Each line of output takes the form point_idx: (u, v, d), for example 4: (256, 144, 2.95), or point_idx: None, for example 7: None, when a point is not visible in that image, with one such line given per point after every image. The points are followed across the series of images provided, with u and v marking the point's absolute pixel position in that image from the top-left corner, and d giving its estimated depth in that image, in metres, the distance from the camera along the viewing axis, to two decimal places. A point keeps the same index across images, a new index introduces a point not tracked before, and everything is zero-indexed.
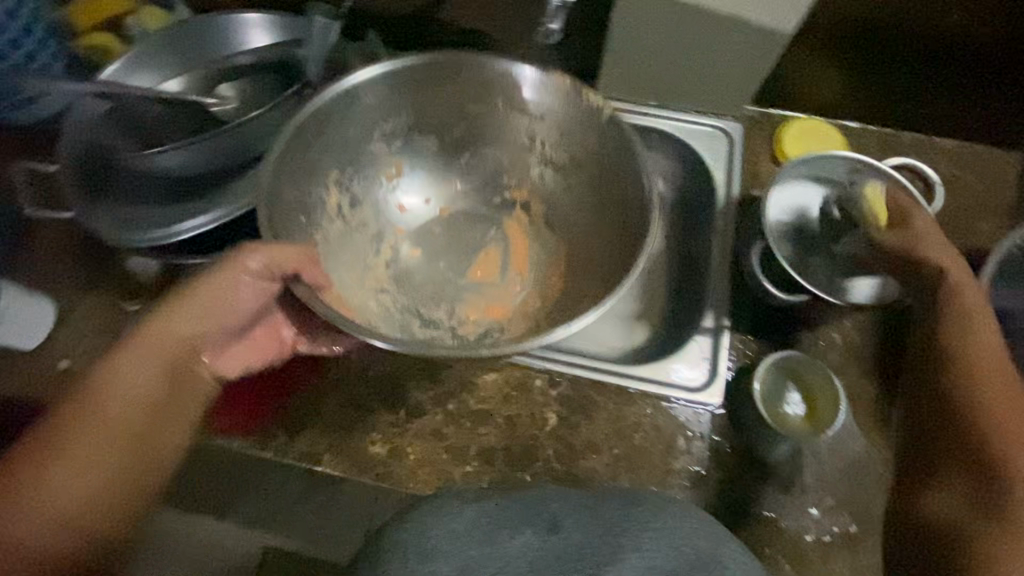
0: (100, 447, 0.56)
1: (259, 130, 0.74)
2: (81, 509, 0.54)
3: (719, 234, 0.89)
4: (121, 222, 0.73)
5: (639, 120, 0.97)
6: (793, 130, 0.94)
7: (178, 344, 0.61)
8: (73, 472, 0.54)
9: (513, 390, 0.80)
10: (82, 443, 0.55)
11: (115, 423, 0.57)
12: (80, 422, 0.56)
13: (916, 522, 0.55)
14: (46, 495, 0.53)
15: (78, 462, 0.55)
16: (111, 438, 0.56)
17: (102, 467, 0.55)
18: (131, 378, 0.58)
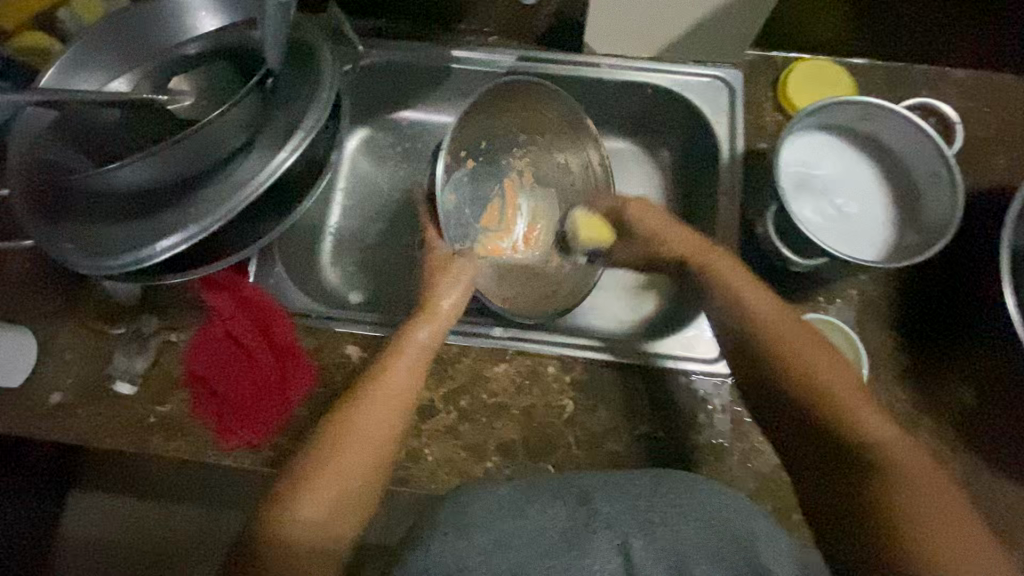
0: (386, 432, 0.70)
1: (216, 132, 0.65)
2: (347, 477, 0.67)
3: (726, 194, 0.84)
4: (83, 248, 0.67)
5: (630, 77, 0.91)
6: (797, 75, 0.88)
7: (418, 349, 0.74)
8: (361, 451, 0.68)
9: (526, 378, 0.77)
10: (370, 422, 0.69)
11: (403, 394, 0.72)
12: (362, 416, 0.70)
13: (832, 536, 0.59)
14: (340, 460, 0.67)
15: (361, 449, 0.68)
16: (385, 428, 0.70)
17: (376, 447, 0.69)
18: (407, 389, 0.72)
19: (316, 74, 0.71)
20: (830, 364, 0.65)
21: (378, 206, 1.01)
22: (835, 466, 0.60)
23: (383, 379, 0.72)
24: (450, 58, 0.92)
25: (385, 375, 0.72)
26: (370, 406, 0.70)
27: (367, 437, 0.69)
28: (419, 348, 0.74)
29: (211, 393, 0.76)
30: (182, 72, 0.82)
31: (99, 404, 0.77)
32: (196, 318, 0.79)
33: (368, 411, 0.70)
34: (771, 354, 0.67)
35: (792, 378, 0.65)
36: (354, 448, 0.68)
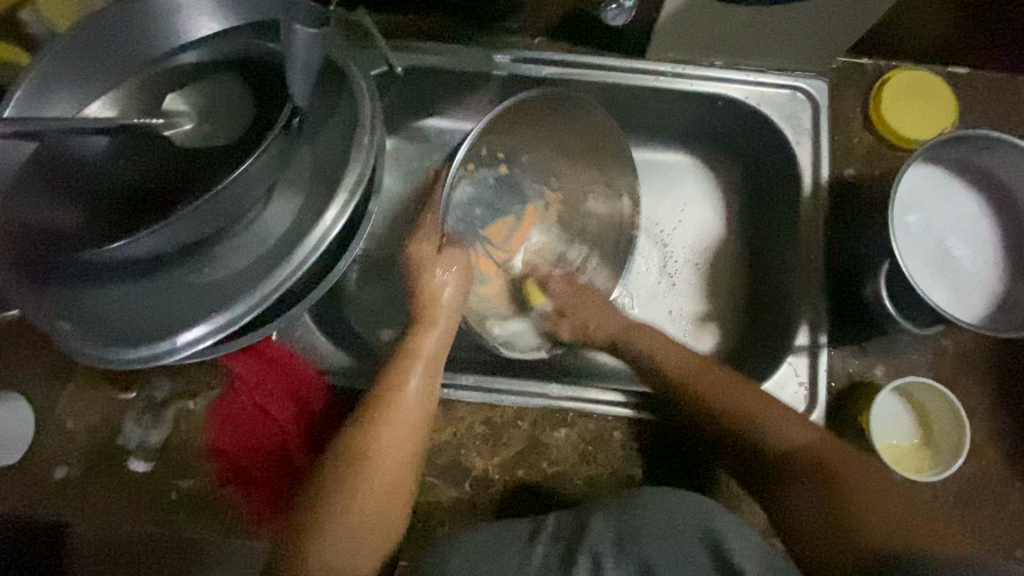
0: (407, 457, 0.61)
1: (242, 189, 0.55)
2: (375, 497, 0.59)
3: (809, 229, 0.75)
4: (92, 333, 0.57)
5: (701, 87, 0.79)
6: (892, 89, 0.76)
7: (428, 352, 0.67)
8: (380, 486, 0.59)
9: (590, 445, 0.71)
10: (386, 448, 0.60)
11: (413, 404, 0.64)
12: (381, 444, 0.60)
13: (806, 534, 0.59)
14: (360, 480, 0.59)
15: (382, 480, 0.59)
16: (404, 452, 0.61)
17: (399, 477, 0.61)
18: (419, 410, 0.63)
19: (352, 111, 0.60)
20: (797, 424, 0.63)
21: (401, 223, 0.88)
22: (834, 495, 0.58)
23: (394, 397, 0.63)
24: (491, 64, 0.78)
25: (396, 389, 0.63)
26: (387, 429, 0.61)
27: (395, 460, 0.60)
28: (422, 360, 0.66)
29: (239, 468, 0.68)
30: (177, 88, 0.67)
31: (110, 478, 0.68)
32: (216, 381, 0.70)
33: (385, 438, 0.61)
34: (737, 411, 0.65)
35: (738, 431, 0.65)
36: (371, 481, 0.59)
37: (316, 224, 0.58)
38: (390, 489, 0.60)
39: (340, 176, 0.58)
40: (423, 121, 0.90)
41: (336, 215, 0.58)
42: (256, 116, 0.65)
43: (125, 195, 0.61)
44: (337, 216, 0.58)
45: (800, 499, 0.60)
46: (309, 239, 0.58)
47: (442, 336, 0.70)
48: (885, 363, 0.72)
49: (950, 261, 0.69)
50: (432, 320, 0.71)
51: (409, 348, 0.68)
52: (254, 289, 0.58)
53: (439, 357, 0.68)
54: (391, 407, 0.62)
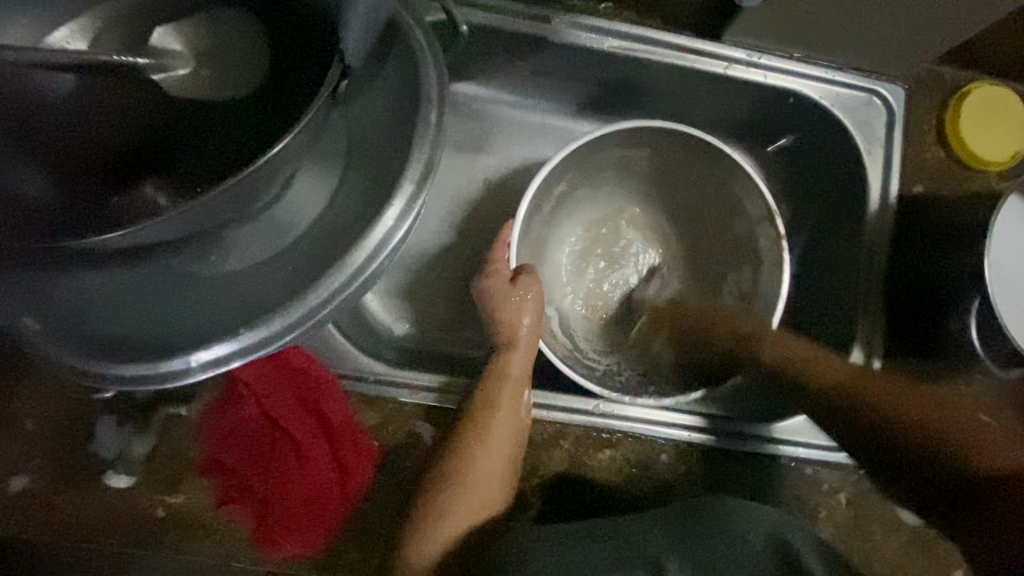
0: (499, 474, 0.59)
1: (273, 167, 0.44)
2: (464, 520, 0.57)
3: (871, 247, 0.71)
4: (67, 340, 0.45)
5: (772, 80, 0.72)
6: (975, 103, 0.71)
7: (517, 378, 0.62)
8: (466, 510, 0.57)
9: (635, 468, 0.65)
10: (482, 469, 0.58)
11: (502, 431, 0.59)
12: (478, 460, 0.58)
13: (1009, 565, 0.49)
14: (445, 502, 0.57)
15: (473, 495, 0.58)
16: (498, 468, 0.59)
17: (486, 492, 0.58)
18: (510, 429, 0.60)
19: (409, 76, 0.49)
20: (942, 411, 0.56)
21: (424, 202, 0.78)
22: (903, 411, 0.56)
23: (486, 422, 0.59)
24: (549, 27, 0.68)
25: (485, 417, 0.59)
26: (481, 445, 0.58)
27: (483, 478, 0.58)
28: (512, 381, 0.61)
29: (241, 486, 0.58)
30: (170, 21, 0.53)
31: (79, 493, 0.57)
32: (217, 387, 0.60)
33: (479, 456, 0.58)
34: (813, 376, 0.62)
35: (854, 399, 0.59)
36: (468, 492, 0.58)
37: (376, 223, 0.44)
38: (491, 499, 0.59)
39: (402, 167, 0.45)
40: (453, 86, 0.78)
41: (400, 219, 0.44)
42: (273, 68, 0.53)
43: (107, 152, 0.49)
44: (403, 216, 0.45)
45: (893, 441, 0.56)
46: (371, 244, 0.44)
47: (527, 351, 0.63)
48: (937, 395, 0.69)
49: None
50: (514, 341, 0.63)
51: (498, 369, 0.62)
52: (288, 303, 0.45)
53: (526, 376, 0.63)
54: (482, 427, 0.59)
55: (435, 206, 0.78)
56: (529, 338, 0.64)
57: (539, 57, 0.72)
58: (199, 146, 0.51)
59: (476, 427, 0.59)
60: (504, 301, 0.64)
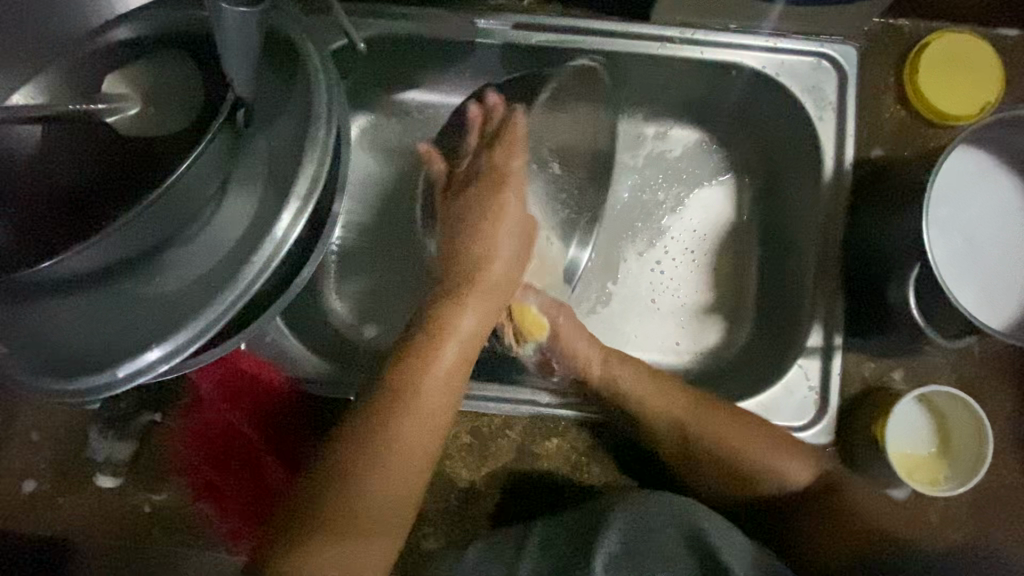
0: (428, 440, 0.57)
1: (186, 197, 0.49)
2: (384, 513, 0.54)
3: (824, 218, 0.68)
4: (35, 363, 0.52)
5: (708, 54, 0.69)
6: (934, 54, 0.66)
7: (467, 335, 0.61)
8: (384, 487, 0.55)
9: (582, 456, 0.67)
10: (415, 418, 0.56)
11: (437, 386, 0.58)
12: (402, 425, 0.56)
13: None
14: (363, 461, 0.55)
15: (394, 471, 0.55)
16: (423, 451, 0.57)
17: (410, 466, 0.56)
18: (442, 391, 0.58)
19: (306, 101, 0.53)
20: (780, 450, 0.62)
21: (377, 207, 0.80)
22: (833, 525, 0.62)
23: (420, 375, 0.58)
24: (473, 30, 0.69)
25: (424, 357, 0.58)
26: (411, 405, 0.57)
27: (412, 446, 0.56)
28: (462, 329, 0.61)
29: (214, 484, 0.65)
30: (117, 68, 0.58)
31: (77, 494, 0.65)
32: (190, 399, 0.67)
33: (404, 416, 0.56)
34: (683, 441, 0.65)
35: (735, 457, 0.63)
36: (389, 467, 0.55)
37: (268, 235, 0.51)
38: (410, 473, 0.56)
39: (293, 182, 0.52)
40: (400, 94, 0.80)
41: (290, 231, 0.51)
42: (205, 98, 0.56)
43: (63, 191, 0.53)
44: (293, 228, 0.52)
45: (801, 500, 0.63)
46: (263, 255, 0.51)
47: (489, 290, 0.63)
48: (903, 367, 0.66)
49: (983, 255, 0.62)
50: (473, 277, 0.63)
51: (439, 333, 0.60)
52: (201, 314, 0.51)
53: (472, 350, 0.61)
54: (406, 392, 0.57)
55: (387, 208, 0.80)
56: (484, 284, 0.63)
57: (473, 58, 0.74)
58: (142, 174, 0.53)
59: (409, 381, 0.57)
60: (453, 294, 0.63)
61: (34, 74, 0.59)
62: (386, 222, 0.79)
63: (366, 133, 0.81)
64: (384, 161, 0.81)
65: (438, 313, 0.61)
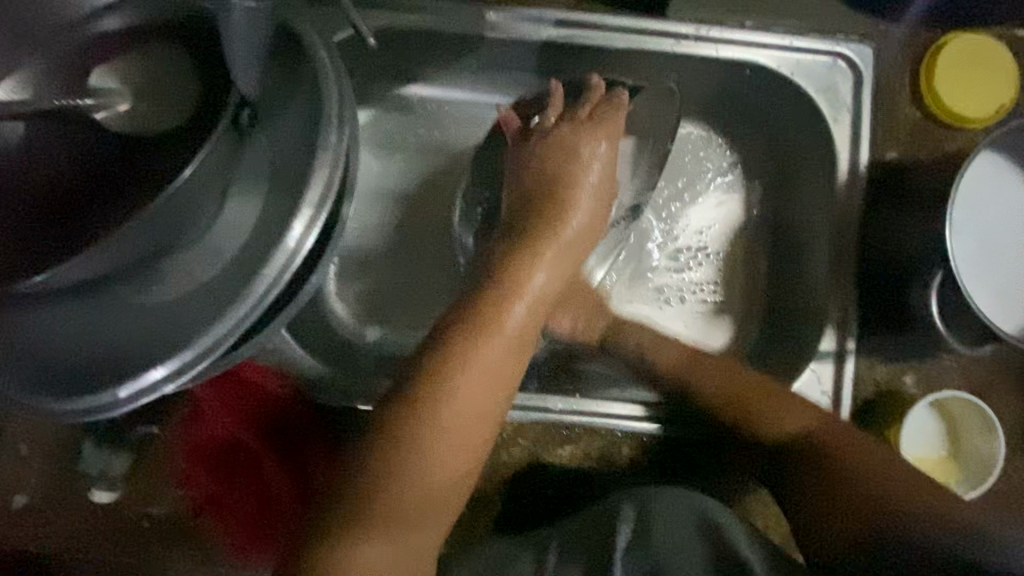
0: (487, 421, 0.52)
1: (191, 203, 0.46)
2: (430, 486, 0.49)
3: (841, 221, 0.67)
4: (29, 377, 0.49)
5: (726, 52, 0.67)
6: (950, 57, 0.66)
7: (535, 302, 0.55)
8: (450, 458, 0.50)
9: (596, 462, 0.66)
10: (475, 379, 0.51)
11: (496, 356, 0.52)
12: (465, 399, 0.50)
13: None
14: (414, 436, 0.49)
15: (454, 446, 0.50)
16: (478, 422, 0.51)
17: (470, 444, 0.51)
18: (502, 360, 0.53)
19: (314, 101, 0.51)
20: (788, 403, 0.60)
21: (381, 205, 0.77)
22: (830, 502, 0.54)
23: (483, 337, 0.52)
24: (483, 24, 0.67)
25: (490, 320, 0.53)
26: (461, 381, 0.51)
27: (468, 422, 0.51)
28: (531, 289, 0.55)
29: (218, 496, 0.63)
30: (105, 60, 0.54)
31: (71, 510, 0.62)
32: (191, 408, 0.64)
33: (461, 396, 0.50)
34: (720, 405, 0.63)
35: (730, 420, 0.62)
36: (443, 440, 0.50)
37: (279, 246, 0.48)
38: (466, 455, 0.51)
39: (304, 186, 0.49)
40: (405, 88, 0.77)
41: (301, 238, 0.49)
42: (205, 94, 0.53)
43: (49, 196, 0.50)
44: (304, 235, 0.49)
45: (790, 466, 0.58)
46: (275, 265, 0.49)
47: (554, 267, 0.57)
48: (916, 372, 0.66)
49: (998, 260, 0.62)
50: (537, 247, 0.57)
51: (498, 311, 0.53)
52: (207, 327, 0.49)
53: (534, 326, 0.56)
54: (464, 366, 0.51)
55: (391, 206, 0.77)
56: (551, 257, 0.57)
57: (484, 50, 0.71)
58: (138, 175, 0.50)
59: (471, 343, 0.52)
60: (518, 268, 0.56)
61: (15, 66, 0.55)
62: (391, 219, 0.77)
63: (369, 128, 0.78)
64: (387, 155, 0.78)
65: (509, 266, 0.56)
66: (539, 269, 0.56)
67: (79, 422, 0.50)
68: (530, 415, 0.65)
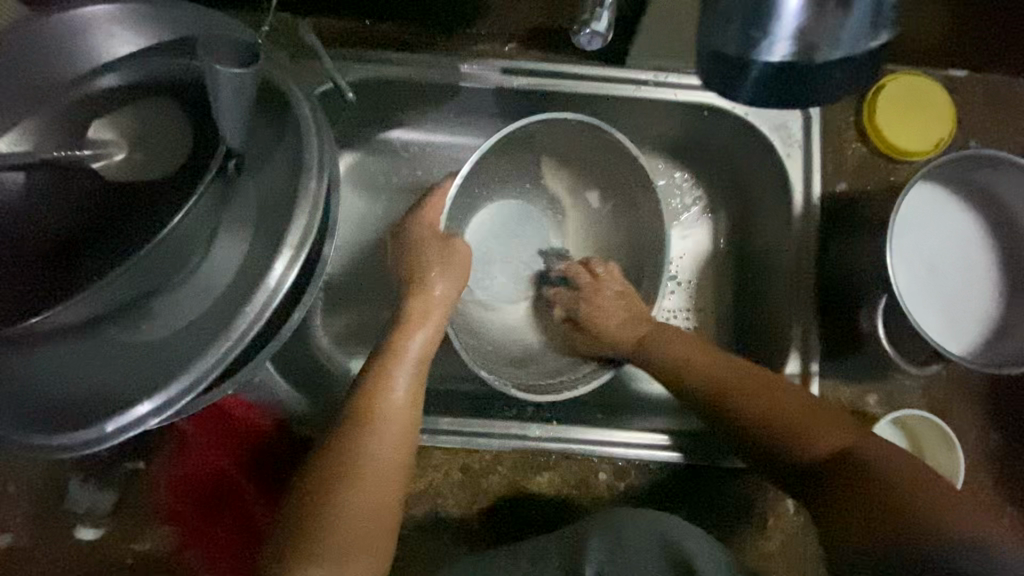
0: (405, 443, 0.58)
1: (179, 245, 0.49)
2: (362, 515, 0.53)
3: (799, 250, 0.71)
4: (20, 414, 0.51)
5: (684, 95, 0.73)
6: (888, 98, 0.71)
7: (426, 342, 0.64)
8: (374, 487, 0.54)
9: (575, 488, 0.68)
10: (393, 408, 0.58)
11: (403, 378, 0.60)
12: (381, 434, 0.56)
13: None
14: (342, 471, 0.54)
15: (380, 475, 0.55)
16: (397, 459, 0.56)
17: (392, 471, 0.56)
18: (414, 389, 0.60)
19: (297, 147, 0.55)
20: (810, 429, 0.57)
21: (364, 243, 0.81)
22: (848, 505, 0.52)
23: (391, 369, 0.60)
24: (458, 75, 0.72)
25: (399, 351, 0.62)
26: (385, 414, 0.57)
27: (386, 444, 0.56)
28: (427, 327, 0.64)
29: (202, 530, 0.64)
30: (102, 116, 0.58)
31: (55, 547, 0.63)
32: (177, 443, 0.66)
33: (384, 421, 0.57)
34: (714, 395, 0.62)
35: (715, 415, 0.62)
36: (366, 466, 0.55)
37: (262, 284, 0.51)
38: (391, 482, 0.56)
39: (287, 229, 0.52)
40: (387, 133, 0.82)
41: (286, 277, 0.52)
42: (195, 145, 0.57)
43: (45, 242, 0.53)
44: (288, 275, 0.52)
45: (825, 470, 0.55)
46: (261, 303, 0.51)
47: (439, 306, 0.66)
48: (878, 392, 0.69)
49: (944, 285, 0.66)
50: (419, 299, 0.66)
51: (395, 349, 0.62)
52: (192, 363, 0.51)
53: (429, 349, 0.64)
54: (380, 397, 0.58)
55: (375, 243, 0.81)
56: (426, 318, 0.65)
57: (459, 98, 0.76)
58: (130, 221, 0.53)
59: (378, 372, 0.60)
60: (413, 306, 0.66)
61: (18, 120, 0.59)
62: (374, 256, 0.80)
63: (354, 172, 0.82)
64: (370, 196, 0.82)
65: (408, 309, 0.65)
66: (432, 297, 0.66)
67: (76, 456, 0.52)
68: (506, 445, 0.67)
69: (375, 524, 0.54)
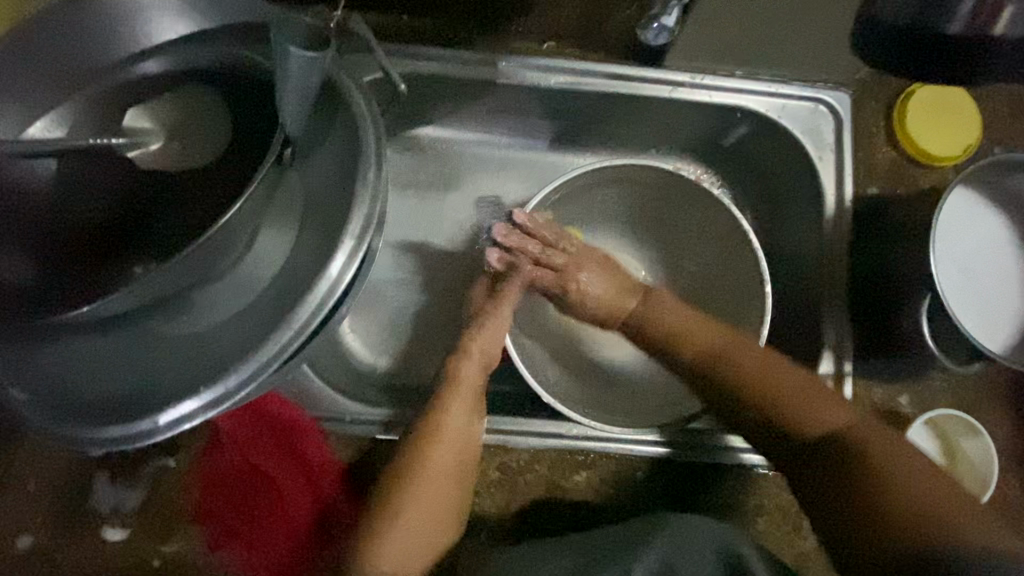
0: (464, 461, 0.60)
1: (230, 233, 0.48)
2: (424, 527, 0.58)
3: (831, 251, 0.71)
4: (57, 410, 0.49)
5: (719, 97, 0.73)
6: (918, 105, 0.73)
7: (480, 365, 0.64)
8: (431, 504, 0.58)
9: (612, 487, 0.67)
10: (453, 432, 0.60)
11: (461, 403, 0.61)
12: (443, 451, 0.59)
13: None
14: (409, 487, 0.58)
15: (440, 488, 0.59)
16: (453, 475, 0.60)
17: (452, 485, 0.59)
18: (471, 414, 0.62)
19: (349, 137, 0.54)
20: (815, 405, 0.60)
21: (393, 239, 0.80)
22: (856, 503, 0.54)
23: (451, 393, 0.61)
24: (497, 71, 0.72)
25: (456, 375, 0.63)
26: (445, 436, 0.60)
27: (450, 459, 0.59)
28: (480, 353, 0.64)
29: (232, 529, 0.62)
30: (141, 102, 0.57)
31: (77, 548, 0.61)
32: (206, 440, 0.64)
33: (446, 441, 0.59)
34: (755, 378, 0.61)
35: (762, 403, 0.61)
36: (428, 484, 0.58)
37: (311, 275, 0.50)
38: (454, 494, 0.60)
39: (342, 222, 0.51)
40: (418, 129, 0.81)
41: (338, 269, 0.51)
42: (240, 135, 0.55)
43: (84, 230, 0.51)
44: (344, 267, 0.51)
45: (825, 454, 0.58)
46: (317, 295, 0.50)
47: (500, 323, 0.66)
48: (909, 392, 0.70)
49: (977, 288, 0.67)
50: (484, 314, 0.66)
51: (449, 378, 0.63)
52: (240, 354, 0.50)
53: (484, 384, 0.64)
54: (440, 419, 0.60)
55: (404, 241, 0.80)
56: (484, 326, 0.65)
57: (494, 95, 0.76)
58: (174, 210, 0.51)
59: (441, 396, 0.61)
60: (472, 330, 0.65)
61: (53, 104, 0.57)
62: (403, 253, 0.80)
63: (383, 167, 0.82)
64: (399, 192, 0.81)
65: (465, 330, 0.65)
66: (489, 324, 0.65)
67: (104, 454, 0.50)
68: (543, 443, 0.67)
69: (437, 527, 0.59)
